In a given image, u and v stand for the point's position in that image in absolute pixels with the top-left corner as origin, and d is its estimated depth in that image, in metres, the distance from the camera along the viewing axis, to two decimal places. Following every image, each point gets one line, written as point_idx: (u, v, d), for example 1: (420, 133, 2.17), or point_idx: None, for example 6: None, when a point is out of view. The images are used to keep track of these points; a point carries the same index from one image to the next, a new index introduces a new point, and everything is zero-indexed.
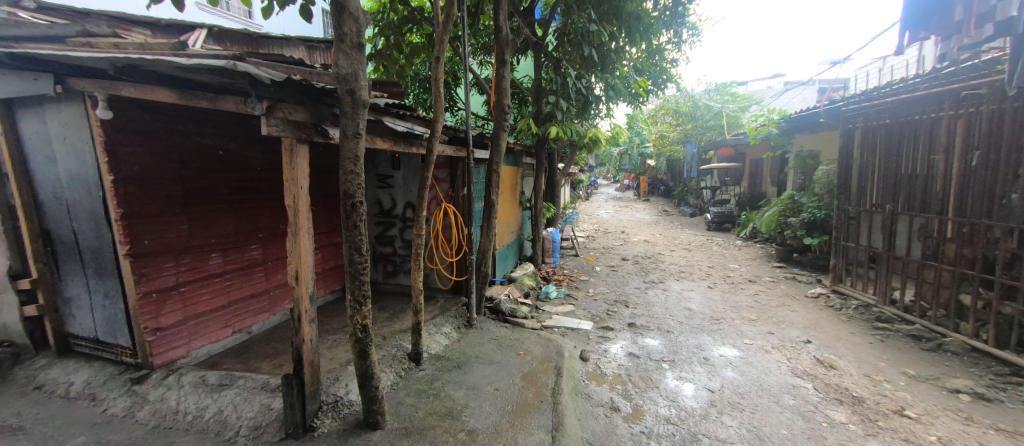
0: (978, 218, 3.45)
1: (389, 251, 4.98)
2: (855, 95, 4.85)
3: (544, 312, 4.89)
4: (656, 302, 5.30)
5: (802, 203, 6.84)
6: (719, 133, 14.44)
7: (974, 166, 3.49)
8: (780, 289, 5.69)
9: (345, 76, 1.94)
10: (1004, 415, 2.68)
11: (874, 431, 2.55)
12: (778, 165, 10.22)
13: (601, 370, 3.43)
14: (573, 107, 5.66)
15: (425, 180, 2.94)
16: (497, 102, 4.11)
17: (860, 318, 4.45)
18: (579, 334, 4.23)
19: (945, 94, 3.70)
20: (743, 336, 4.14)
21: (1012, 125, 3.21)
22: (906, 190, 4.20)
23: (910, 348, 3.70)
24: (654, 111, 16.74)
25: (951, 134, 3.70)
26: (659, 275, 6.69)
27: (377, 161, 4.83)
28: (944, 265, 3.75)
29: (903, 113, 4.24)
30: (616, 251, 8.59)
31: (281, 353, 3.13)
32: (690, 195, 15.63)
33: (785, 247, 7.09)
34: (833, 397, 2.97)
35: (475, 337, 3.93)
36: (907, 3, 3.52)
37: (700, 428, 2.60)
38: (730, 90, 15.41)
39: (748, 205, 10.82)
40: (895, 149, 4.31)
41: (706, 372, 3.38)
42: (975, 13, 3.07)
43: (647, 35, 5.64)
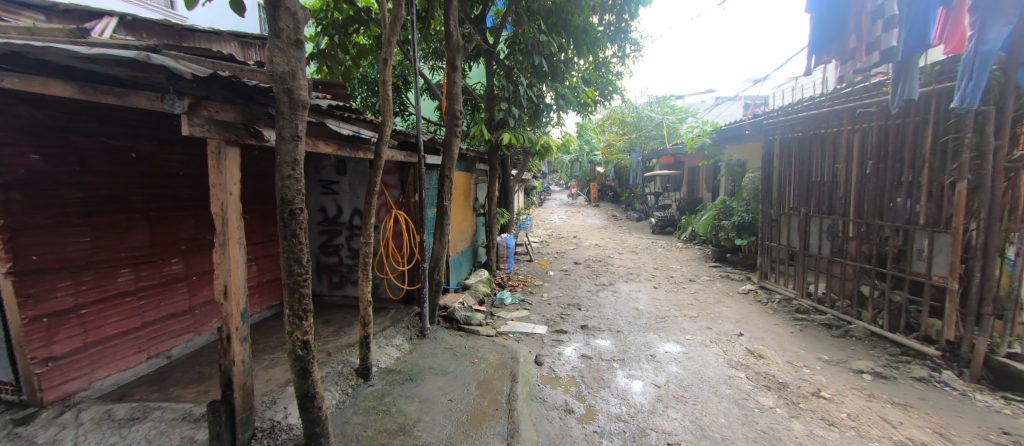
0: (873, 219, 3.97)
1: (335, 261, 4.72)
2: (774, 110, 5.40)
3: (499, 319, 4.85)
4: (606, 304, 5.49)
5: (733, 207, 7.47)
6: (661, 142, 15.39)
7: (868, 174, 4.02)
8: (716, 287, 6.14)
9: (281, 74, 1.82)
10: (898, 390, 3.09)
11: (796, 412, 2.81)
12: (712, 173, 11.10)
13: (556, 373, 3.47)
14: (525, 114, 5.76)
15: (373, 185, 2.81)
16: (449, 108, 4.05)
17: (783, 310, 4.92)
18: (534, 338, 4.27)
19: (844, 110, 4.25)
20: (684, 332, 4.41)
21: (896, 139, 3.74)
22: (816, 194, 4.74)
23: (823, 336, 4.15)
24: (602, 121, 17.47)
25: (849, 146, 4.24)
26: (609, 277, 6.96)
27: (320, 167, 4.58)
28: (848, 261, 4.27)
29: (811, 127, 4.80)
30: (569, 256, 8.82)
31: (208, 378, 2.82)
32: (636, 201, 16.47)
33: (720, 248, 7.69)
34: (762, 384, 3.24)
35: (428, 348, 3.81)
36: (813, 32, 3.96)
37: (648, 423, 2.71)
38: (670, 102, 16.49)
39: (687, 210, 11.60)
40: (807, 158, 4.86)
41: (653, 368, 3.55)
42: (864, 42, 3.51)
43: (594, 49, 5.94)
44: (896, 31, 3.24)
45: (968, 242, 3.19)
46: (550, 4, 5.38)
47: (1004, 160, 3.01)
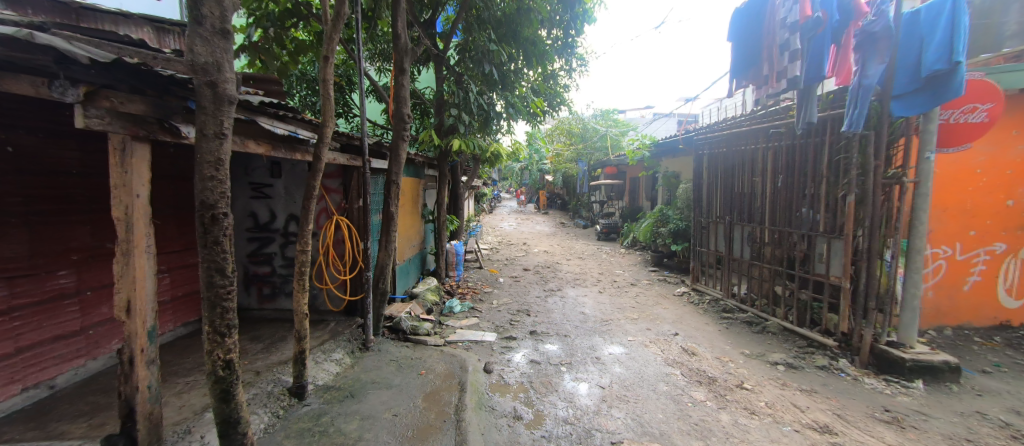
0: (784, 226, 4.46)
1: (267, 271, 4.34)
2: (703, 127, 5.91)
3: (447, 328, 4.74)
4: (554, 309, 5.60)
5: (669, 215, 8.03)
6: (604, 154, 16.15)
7: (779, 187, 4.52)
8: (655, 290, 6.53)
9: (203, 65, 1.64)
10: (806, 378, 3.47)
11: (724, 404, 3.05)
12: (650, 183, 11.84)
13: (504, 380, 3.46)
14: (475, 121, 5.75)
15: (312, 189, 2.63)
16: (397, 111, 3.92)
17: (712, 310, 5.35)
18: (482, 346, 4.22)
19: (759, 130, 4.76)
20: (627, 333, 4.62)
21: (799, 157, 4.26)
22: (738, 205, 5.24)
23: (745, 333, 4.56)
24: (550, 131, 17.97)
25: (764, 161, 4.76)
26: (557, 283, 7.12)
27: (250, 168, 4.21)
28: (764, 264, 4.75)
29: (733, 144, 5.32)
30: (518, 262, 8.91)
31: (104, 409, 2.44)
32: (583, 209, 17.11)
33: (658, 253, 8.20)
34: (695, 379, 3.48)
35: (371, 361, 3.62)
36: (734, 58, 4.48)
37: (594, 423, 2.79)
38: (613, 116, 17.37)
39: (629, 218, 12.25)
40: (730, 172, 5.37)
41: (597, 370, 3.67)
42: (774, 71, 3.99)
43: (542, 61, 6.11)
44: (799, 63, 3.71)
45: (857, 247, 3.70)
46: (500, 14, 5.47)
47: (883, 176, 3.53)
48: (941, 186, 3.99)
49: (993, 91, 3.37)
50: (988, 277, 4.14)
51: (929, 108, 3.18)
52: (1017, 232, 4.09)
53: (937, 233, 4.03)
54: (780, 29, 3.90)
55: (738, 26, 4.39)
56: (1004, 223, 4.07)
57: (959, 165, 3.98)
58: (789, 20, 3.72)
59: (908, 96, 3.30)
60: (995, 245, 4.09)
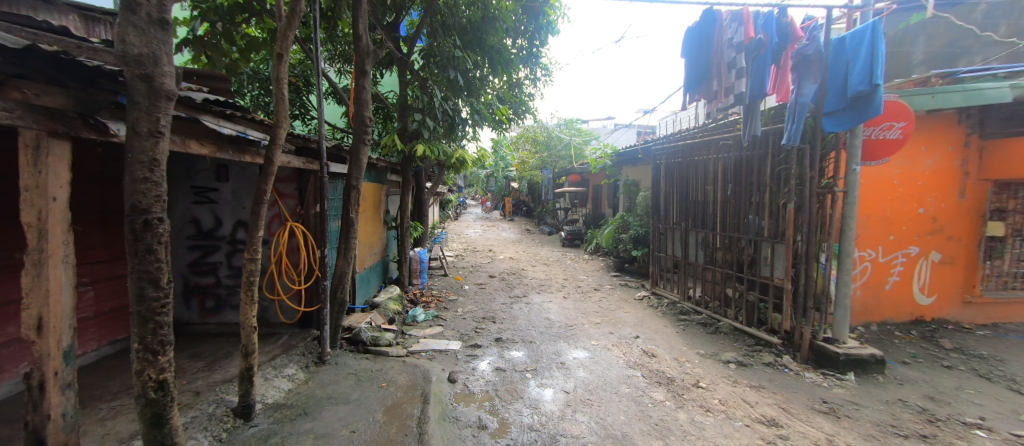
0: (734, 232, 4.74)
1: (211, 281, 4.03)
2: (660, 138, 6.19)
3: (410, 337, 4.60)
4: (520, 315, 5.60)
5: (630, 221, 8.30)
6: (568, 162, 16.51)
7: (729, 195, 4.81)
8: (617, 294, 6.70)
9: (135, 57, 1.50)
10: (754, 374, 3.68)
11: (682, 403, 3.16)
12: (612, 190, 12.21)
13: (469, 390, 3.39)
14: (439, 127, 5.68)
15: (262, 193, 2.47)
16: (357, 114, 3.75)
17: (670, 312, 5.57)
18: (446, 355, 4.13)
19: (710, 142, 5.06)
20: (590, 338, 4.69)
21: (745, 167, 4.56)
22: (692, 212, 5.52)
23: (700, 333, 4.78)
24: (515, 139, 18.14)
25: (715, 171, 5.05)
26: (522, 289, 7.14)
27: (193, 171, 3.90)
28: (716, 267, 5.02)
29: (687, 154, 5.61)
30: (484, 269, 8.86)
31: (7, 443, 2.14)
32: (548, 215, 17.35)
33: (620, 259, 8.45)
34: (655, 380, 3.59)
35: (327, 375, 3.43)
36: (687, 74, 4.74)
37: (558, 429, 2.79)
38: (577, 125, 17.79)
39: (593, 224, 12.55)
40: (684, 181, 5.65)
41: (562, 375, 3.70)
42: (723, 87, 4.26)
43: (508, 69, 6.16)
44: (744, 80, 3.99)
45: (798, 251, 3.99)
46: (466, 20, 5.47)
47: (817, 186, 3.84)
48: (865, 195, 4.41)
49: (904, 111, 3.79)
50: (906, 277, 4.60)
51: (855, 124, 3.50)
52: (928, 237, 4.59)
53: (863, 238, 4.45)
54: (728, 48, 4.18)
55: (691, 43, 4.63)
56: (918, 229, 4.55)
57: (879, 176, 4.42)
58: (736, 40, 4.00)
59: (838, 113, 3.61)
60: (911, 249, 4.56)
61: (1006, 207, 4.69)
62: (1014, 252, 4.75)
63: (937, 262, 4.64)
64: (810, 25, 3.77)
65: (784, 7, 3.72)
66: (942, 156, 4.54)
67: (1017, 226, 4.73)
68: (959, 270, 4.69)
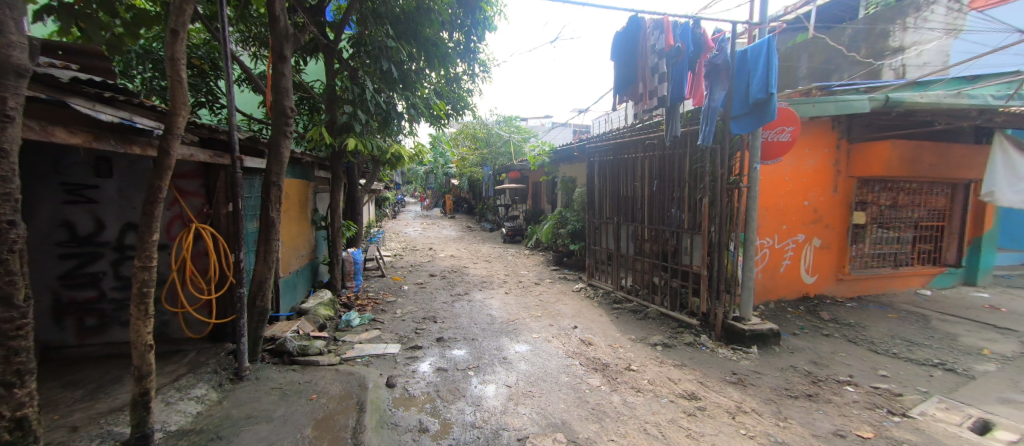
0: (659, 225, 5.12)
1: (92, 296, 3.43)
2: (593, 137, 6.49)
3: (344, 344, 4.32)
4: (461, 313, 5.54)
5: (568, 217, 8.62)
6: (508, 159, 16.65)
7: (655, 191, 5.18)
8: (556, 287, 6.93)
9: None
10: (678, 354, 4.03)
11: (616, 386, 3.36)
12: (550, 187, 12.58)
13: (409, 393, 3.27)
14: (372, 120, 5.39)
15: (157, 191, 2.14)
16: (276, 104, 3.38)
17: (605, 302, 5.89)
18: (384, 359, 3.95)
19: (638, 141, 5.41)
20: (531, 331, 4.78)
21: (668, 165, 4.93)
22: (622, 206, 5.86)
23: (631, 320, 5.11)
24: (455, 135, 17.93)
25: (642, 168, 5.40)
26: (463, 287, 7.06)
27: (63, 165, 3.27)
28: (645, 258, 5.40)
29: (617, 152, 5.94)
30: (424, 268, 8.62)
31: None
32: (489, 213, 17.36)
33: (559, 253, 8.75)
34: (592, 367, 3.77)
35: (246, 392, 3.09)
36: (616, 77, 5.02)
37: (500, 424, 2.80)
38: (516, 123, 18.00)
39: (532, 220, 12.81)
40: (615, 177, 5.98)
41: (504, 369, 3.73)
42: (648, 90, 4.58)
43: (444, 64, 6.00)
44: (666, 84, 4.31)
45: (712, 241, 4.41)
46: (399, 10, 5.23)
47: (726, 182, 4.28)
48: (764, 190, 5.01)
49: (791, 117, 4.35)
50: (796, 261, 5.33)
51: (755, 128, 3.93)
52: (811, 226, 5.35)
53: (763, 228, 5.06)
54: (651, 54, 4.50)
55: (619, 47, 4.91)
56: (804, 219, 5.29)
57: (775, 174, 5.06)
58: (658, 47, 4.33)
59: (742, 118, 4.04)
60: (799, 236, 5.29)
61: (866, 200, 5.64)
62: (871, 237, 5.75)
63: (818, 247, 5.44)
64: (718, 37, 4.17)
65: (698, 20, 4.11)
66: (821, 157, 5.32)
67: (873, 215, 5.73)
68: (834, 253, 5.55)
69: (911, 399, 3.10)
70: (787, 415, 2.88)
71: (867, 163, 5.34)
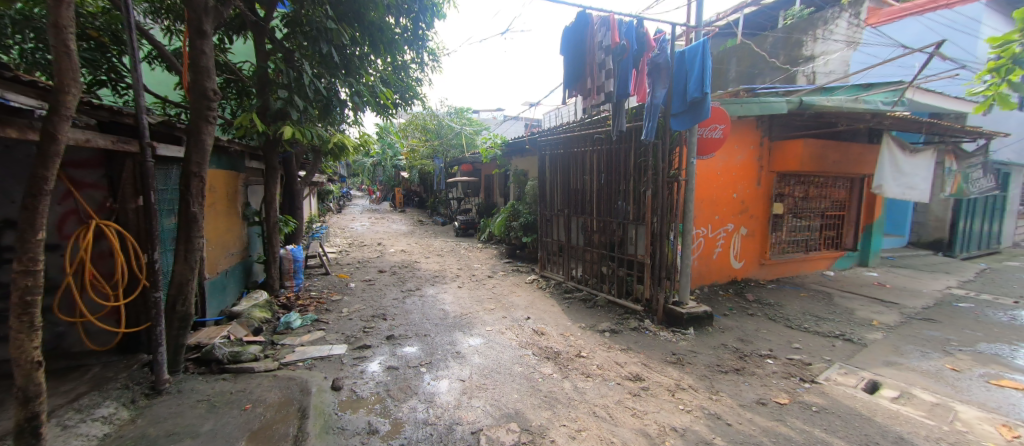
0: (606, 216, 5.31)
1: None
2: (544, 130, 6.55)
3: (283, 347, 4.02)
4: (413, 310, 5.38)
5: (520, 210, 8.69)
6: (460, 151, 16.39)
7: (602, 184, 5.36)
8: (510, 280, 6.97)
9: None
10: (625, 339, 4.23)
11: (567, 373, 3.46)
12: (503, 180, 12.58)
13: (357, 395, 3.13)
14: (311, 107, 5.02)
15: (44, 181, 1.83)
16: (194, 85, 2.99)
17: (556, 292, 6.03)
18: (329, 361, 3.73)
19: (587, 135, 5.55)
20: (485, 324, 4.77)
21: (615, 159, 5.12)
22: (572, 199, 5.99)
23: (581, 308, 5.29)
24: (404, 126, 17.33)
25: (590, 161, 5.55)
26: (415, 282, 6.86)
27: None
28: (593, 249, 5.59)
29: (567, 145, 6.05)
30: (372, 264, 8.26)
31: None
32: (441, 206, 17.03)
33: (512, 246, 8.80)
34: (544, 356, 3.84)
35: (166, 406, 2.77)
36: (566, 71, 5.09)
37: (454, 418, 2.77)
38: (467, 115, 17.76)
39: (485, 213, 12.76)
40: (565, 171, 6.10)
41: (457, 364, 3.69)
42: (595, 86, 4.71)
43: (391, 50, 5.72)
44: (613, 80, 4.45)
45: (655, 231, 4.66)
46: None
47: (667, 175, 4.53)
48: (699, 183, 5.38)
49: (722, 116, 4.68)
50: (726, 249, 5.81)
51: (692, 125, 4.19)
52: (739, 216, 5.85)
53: (699, 219, 5.44)
54: (598, 50, 4.63)
55: (568, 42, 4.99)
56: (733, 210, 5.76)
57: (709, 168, 5.45)
58: (605, 43, 4.46)
59: (681, 115, 4.28)
60: (728, 226, 5.76)
61: (784, 193, 6.28)
62: (788, 225, 6.42)
63: (745, 235, 5.97)
64: (659, 38, 4.41)
65: (641, 19, 4.28)
66: (747, 153, 5.81)
67: (790, 206, 6.39)
68: (758, 241, 6.12)
69: (818, 367, 3.52)
70: (718, 389, 3.14)
71: (785, 160, 5.93)
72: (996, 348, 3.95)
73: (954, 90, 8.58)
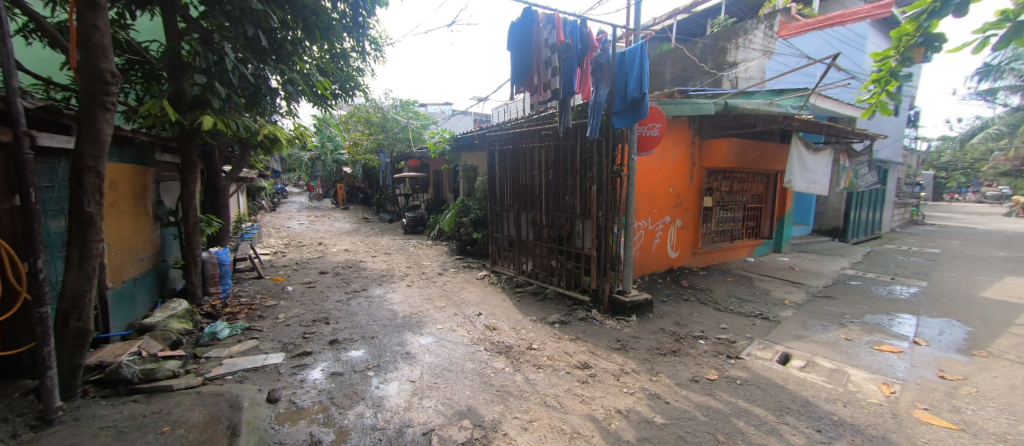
0: (555, 211, 5.43)
1: None
2: (493, 125, 6.52)
3: (209, 361, 3.63)
4: (358, 312, 5.13)
5: (470, 205, 8.61)
6: (406, 146, 15.85)
7: (550, 179, 5.47)
8: (461, 276, 6.90)
9: None
10: (574, 329, 4.38)
11: (519, 365, 3.51)
12: (452, 176, 12.38)
13: (296, 405, 2.92)
14: (237, 95, 4.56)
15: None
16: (86, 65, 2.54)
17: (508, 287, 6.08)
18: (263, 372, 3.44)
19: (535, 131, 5.62)
20: (435, 322, 4.68)
21: (562, 155, 5.23)
22: (522, 194, 6.04)
23: (532, 302, 5.39)
24: (345, 118, 16.41)
25: (539, 157, 5.63)
26: (360, 283, 6.55)
27: None
28: (542, 243, 5.69)
29: (516, 141, 6.07)
30: (312, 265, 7.74)
31: None
32: (387, 202, 16.39)
33: (462, 242, 8.72)
34: (496, 350, 3.86)
35: (60, 437, 2.39)
36: (513, 67, 5.09)
37: (404, 421, 2.69)
38: (414, 108, 17.21)
39: (434, 209, 12.50)
40: (515, 166, 6.12)
41: (407, 365, 3.58)
42: (542, 82, 4.76)
43: (329, 37, 5.35)
44: (559, 78, 4.52)
45: (600, 224, 4.86)
46: None
47: (611, 171, 4.72)
48: (639, 178, 5.68)
49: (659, 115, 4.96)
50: (664, 240, 6.21)
51: (632, 123, 4.39)
52: (675, 209, 6.28)
53: (640, 212, 5.76)
54: (544, 47, 4.67)
55: (514, 38, 4.99)
56: (669, 204, 6.17)
57: (648, 165, 5.77)
58: (550, 41, 4.52)
59: (622, 114, 4.48)
60: (666, 218, 6.16)
61: (712, 187, 6.84)
62: (716, 217, 7.01)
63: (680, 226, 6.43)
64: (602, 38, 4.58)
65: (585, 19, 4.40)
66: (681, 150, 6.23)
67: (717, 199, 6.98)
68: (691, 232, 6.62)
69: (742, 344, 3.90)
70: (658, 371, 3.35)
71: (713, 157, 6.45)
72: (879, 319, 4.63)
73: (847, 97, 9.89)
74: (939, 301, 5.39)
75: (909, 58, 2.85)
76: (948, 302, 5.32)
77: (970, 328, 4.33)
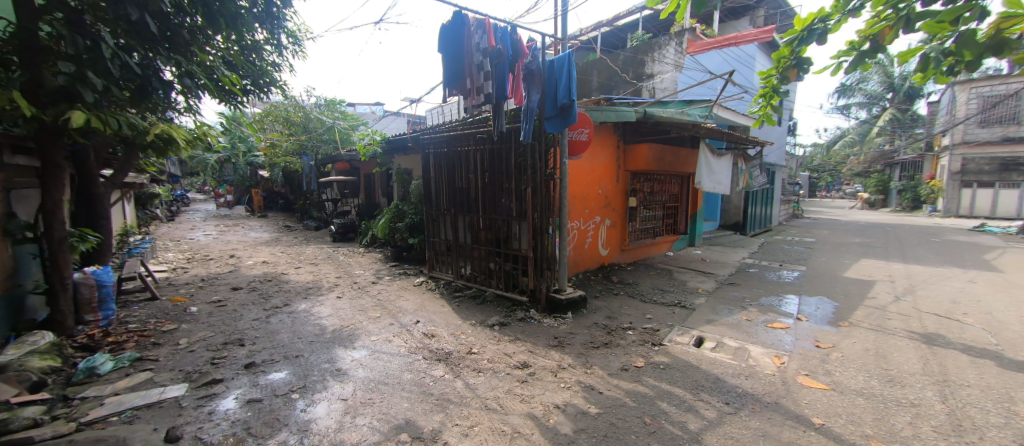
0: (491, 214, 5.45)
1: None
2: (426, 128, 6.36)
3: (85, 402, 3.05)
4: (280, 329, 4.68)
5: (405, 210, 8.32)
6: (333, 147, 14.87)
7: (486, 182, 5.48)
8: (397, 284, 6.63)
9: None
10: (513, 330, 4.44)
11: (459, 371, 3.46)
12: (385, 179, 11.87)
13: (204, 442, 2.57)
14: (118, 88, 3.91)
15: None
16: None
17: (446, 292, 5.97)
18: (160, 409, 2.97)
19: (470, 134, 5.60)
20: (369, 334, 4.44)
21: (497, 159, 5.28)
22: (458, 198, 5.97)
23: (472, 306, 5.36)
24: (260, 116, 14.91)
25: (475, 160, 5.62)
26: (282, 297, 5.97)
27: None
28: (480, 246, 5.68)
29: (450, 144, 5.99)
30: (222, 281, 6.89)
31: None
32: (312, 208, 15.20)
33: (397, 248, 8.39)
34: (435, 358, 3.76)
35: None
36: (445, 69, 5.02)
37: (334, 443, 2.50)
38: (340, 107, 16.20)
39: (366, 215, 11.87)
40: (450, 169, 6.04)
41: (338, 382, 3.35)
42: (474, 85, 4.76)
43: (236, 27, 4.82)
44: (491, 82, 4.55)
45: (536, 226, 4.99)
46: None
47: (544, 174, 4.88)
48: (571, 181, 5.95)
49: (587, 121, 5.24)
50: (595, 239, 6.57)
51: (562, 128, 4.58)
52: (604, 209, 6.67)
53: (573, 212, 6.03)
54: (475, 52, 4.69)
55: (445, 40, 4.93)
56: (599, 204, 6.54)
57: (578, 168, 6.06)
58: (481, 46, 4.55)
59: (553, 119, 4.66)
60: (596, 218, 6.52)
61: (636, 188, 7.38)
62: (640, 215, 7.58)
63: (609, 225, 6.84)
64: (531, 46, 4.72)
65: (515, 26, 4.50)
66: (607, 154, 6.64)
67: (640, 200, 7.56)
68: (619, 230, 7.08)
69: (664, 332, 4.25)
70: (592, 363, 3.52)
71: (636, 160, 6.98)
72: (772, 300, 5.36)
73: (742, 108, 11.32)
74: (815, 282, 6.39)
75: (785, 78, 3.36)
76: (821, 283, 6.32)
77: (837, 303, 5.20)
